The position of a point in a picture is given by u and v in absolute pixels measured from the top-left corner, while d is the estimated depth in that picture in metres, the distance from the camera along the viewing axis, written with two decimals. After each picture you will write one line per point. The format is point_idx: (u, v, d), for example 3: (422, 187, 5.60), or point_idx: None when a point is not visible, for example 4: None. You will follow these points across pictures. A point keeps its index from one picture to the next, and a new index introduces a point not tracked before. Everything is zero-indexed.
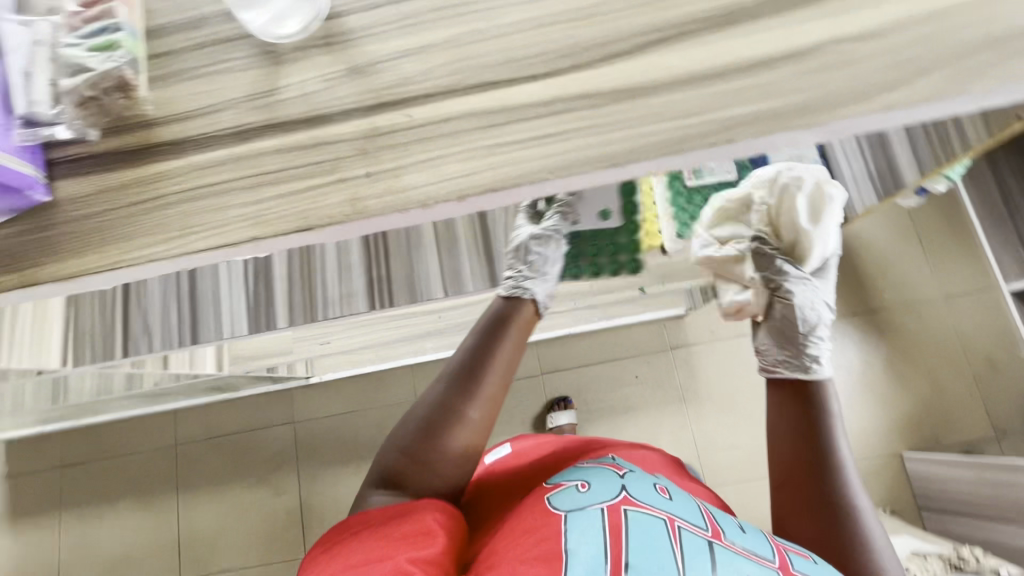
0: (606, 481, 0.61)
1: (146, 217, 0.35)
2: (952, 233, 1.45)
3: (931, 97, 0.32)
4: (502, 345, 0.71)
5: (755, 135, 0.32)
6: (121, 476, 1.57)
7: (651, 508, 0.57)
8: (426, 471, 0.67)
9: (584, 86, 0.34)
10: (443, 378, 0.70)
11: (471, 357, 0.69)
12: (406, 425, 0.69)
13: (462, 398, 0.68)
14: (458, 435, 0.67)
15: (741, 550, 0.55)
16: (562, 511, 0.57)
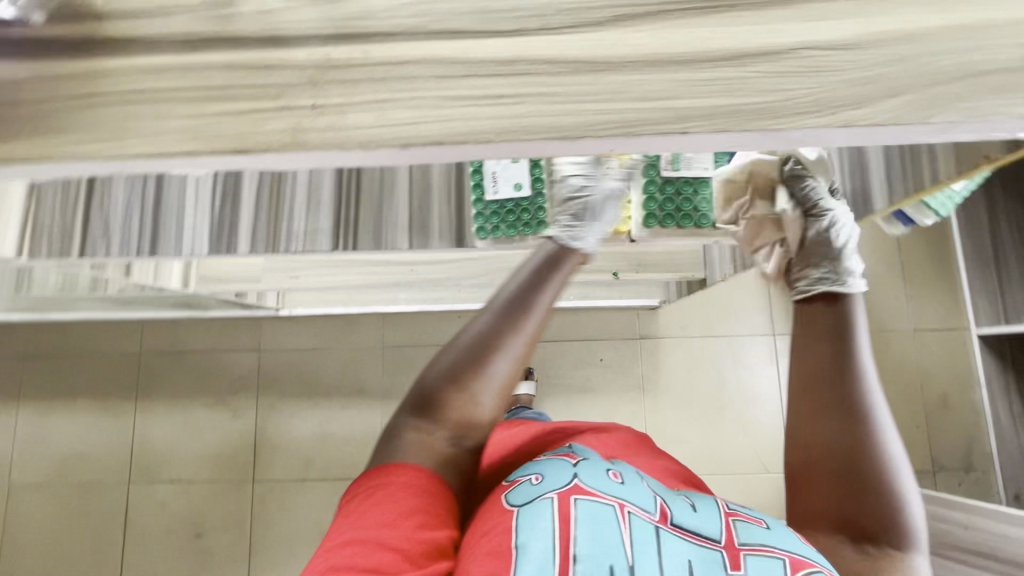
0: (558, 471, 0.61)
1: (81, 113, 0.34)
2: (935, 269, 1.46)
3: (894, 119, 0.31)
4: (554, 284, 0.71)
5: (710, 131, 0.31)
6: (83, 377, 1.58)
7: (602, 495, 0.56)
8: (469, 399, 0.68)
9: (547, 51, 0.33)
10: (486, 316, 0.70)
11: (515, 295, 0.70)
12: (447, 358, 0.70)
13: (505, 336, 0.68)
14: (502, 367, 0.68)
15: (688, 533, 0.56)
16: (514, 506, 0.57)
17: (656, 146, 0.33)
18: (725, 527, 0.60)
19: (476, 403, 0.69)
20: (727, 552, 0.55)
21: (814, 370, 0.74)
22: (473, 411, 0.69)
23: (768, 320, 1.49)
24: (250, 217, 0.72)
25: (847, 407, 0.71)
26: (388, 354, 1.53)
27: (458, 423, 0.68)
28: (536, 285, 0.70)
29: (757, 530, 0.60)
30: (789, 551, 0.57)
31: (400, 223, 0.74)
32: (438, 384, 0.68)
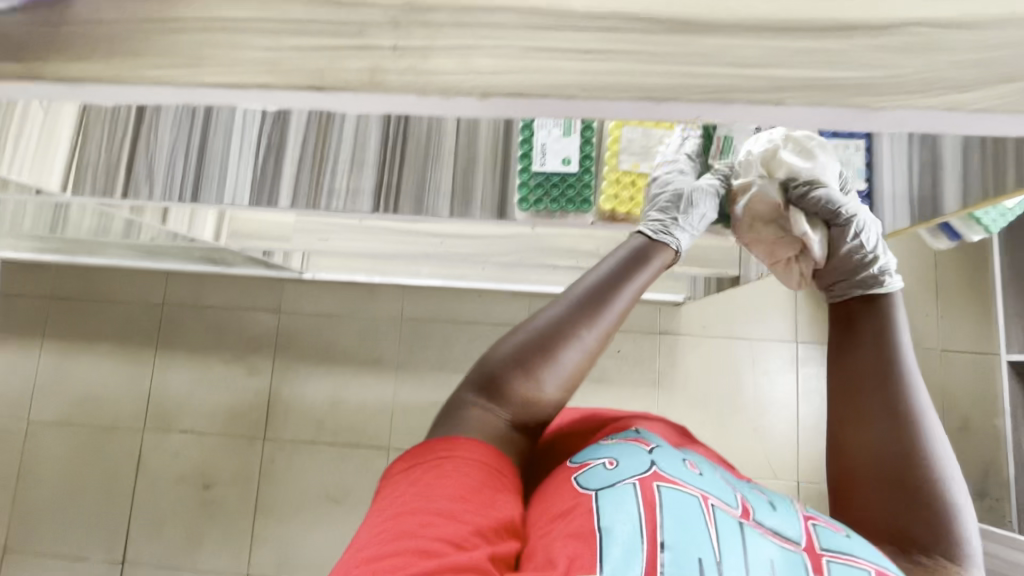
0: (636, 456, 0.60)
1: (158, 37, 0.34)
2: (968, 290, 1.43)
3: (1007, 106, 0.29)
4: (638, 278, 0.70)
5: (805, 104, 0.30)
6: (105, 322, 1.61)
7: (683, 485, 0.56)
8: (534, 386, 0.67)
9: (639, 8, 0.31)
10: (568, 300, 0.68)
11: (602, 282, 0.68)
12: (514, 341, 0.69)
13: (587, 325, 0.67)
14: (572, 358, 0.67)
15: (768, 531, 0.56)
16: (591, 489, 0.56)
17: (744, 117, 0.32)
18: (804, 531, 0.59)
19: (542, 390, 0.68)
20: (809, 555, 0.55)
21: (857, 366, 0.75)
22: (542, 392, 0.68)
23: (791, 327, 1.47)
24: (292, 172, 0.72)
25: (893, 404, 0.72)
26: (406, 326, 1.53)
27: (522, 404, 0.67)
28: (622, 278, 0.69)
29: (836, 537, 0.58)
30: (875, 564, 0.55)
31: (443, 189, 0.73)
32: (511, 363, 0.67)
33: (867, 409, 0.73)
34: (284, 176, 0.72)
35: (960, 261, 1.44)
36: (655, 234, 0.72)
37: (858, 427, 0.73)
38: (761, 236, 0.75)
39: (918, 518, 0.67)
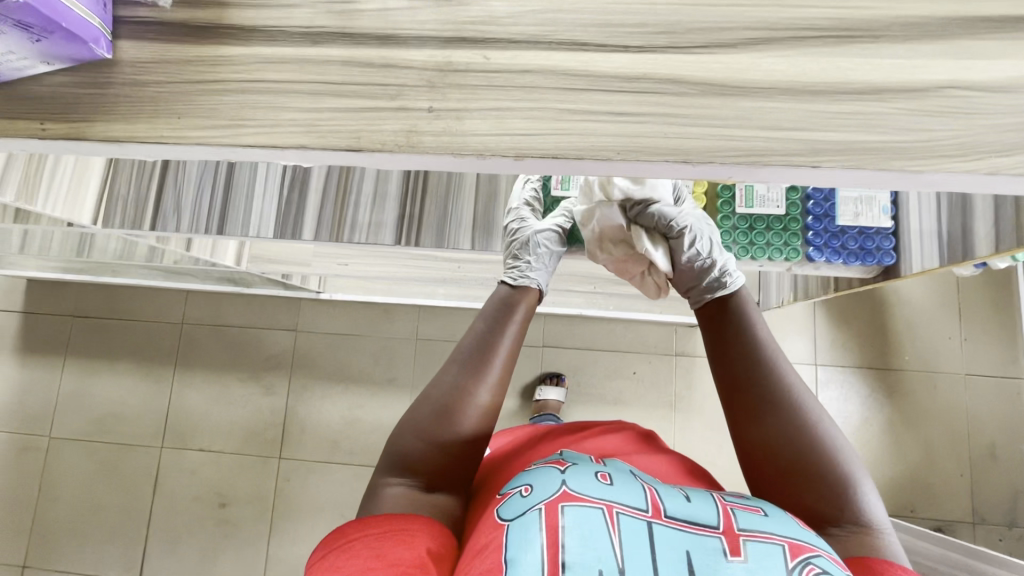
0: (547, 479, 0.53)
1: (200, 98, 0.35)
2: (992, 313, 1.40)
3: None
4: (512, 325, 0.67)
5: (842, 167, 0.30)
6: (126, 340, 1.64)
7: (589, 497, 0.49)
8: (439, 453, 0.60)
9: (675, 71, 0.32)
10: (449, 362, 0.64)
11: (479, 336, 0.65)
12: (411, 414, 0.63)
13: (468, 380, 0.62)
14: (469, 416, 0.62)
15: (680, 524, 0.48)
16: (505, 521, 0.50)
17: (780, 178, 0.32)
18: (721, 512, 0.51)
19: (444, 455, 0.60)
20: (726, 537, 0.47)
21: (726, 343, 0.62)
22: (441, 469, 0.60)
23: (811, 348, 1.41)
24: (318, 206, 0.73)
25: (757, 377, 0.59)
26: (421, 346, 1.54)
27: (430, 475, 0.60)
28: (497, 326, 0.66)
29: (754, 517, 0.51)
30: (790, 536, 0.48)
31: (464, 223, 0.73)
32: (409, 441, 0.61)
33: (746, 397, 0.59)
34: (309, 209, 0.73)
35: (984, 283, 1.41)
36: (517, 280, 0.70)
37: (744, 422, 0.59)
38: (610, 258, 0.68)
39: (821, 499, 0.54)
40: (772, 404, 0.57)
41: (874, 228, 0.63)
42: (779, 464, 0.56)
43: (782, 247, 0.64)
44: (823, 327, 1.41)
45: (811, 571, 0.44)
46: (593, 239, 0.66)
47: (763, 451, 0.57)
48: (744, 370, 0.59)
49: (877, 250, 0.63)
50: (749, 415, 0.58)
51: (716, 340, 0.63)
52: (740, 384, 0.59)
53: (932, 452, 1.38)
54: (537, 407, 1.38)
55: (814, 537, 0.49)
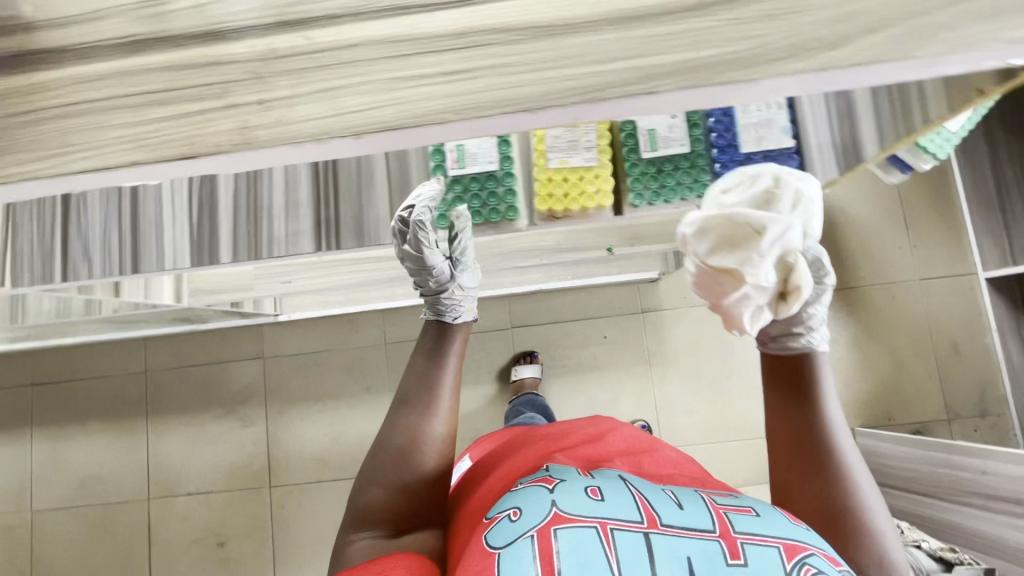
0: (538, 498, 0.55)
1: (22, 130, 0.33)
2: (935, 214, 1.43)
3: (873, 58, 0.28)
4: (452, 359, 0.71)
5: (679, 89, 0.29)
6: (91, 399, 1.59)
7: (582, 517, 0.51)
8: (402, 497, 0.63)
9: (501, 20, 0.31)
10: (397, 408, 0.67)
11: (424, 378, 0.68)
12: (368, 467, 0.65)
13: (415, 419, 0.66)
14: (425, 455, 0.65)
15: (678, 532, 0.51)
16: (499, 545, 0.51)
17: (626, 111, 0.31)
18: (715, 516, 0.54)
19: (409, 498, 0.64)
20: (725, 541, 0.50)
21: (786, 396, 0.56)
22: (408, 508, 0.64)
23: None
24: (230, 222, 0.70)
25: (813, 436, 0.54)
26: (391, 350, 1.53)
27: (401, 519, 0.63)
28: (434, 361, 0.70)
29: (748, 518, 0.53)
30: (785, 536, 0.51)
31: (381, 220, 0.71)
32: (373, 490, 0.63)
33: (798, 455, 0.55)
34: (222, 228, 0.70)
35: (924, 187, 1.44)
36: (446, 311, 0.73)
37: (793, 474, 0.56)
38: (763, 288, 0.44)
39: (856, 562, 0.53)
40: (827, 464, 0.54)
41: (777, 150, 0.61)
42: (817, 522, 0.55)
43: (692, 185, 0.61)
44: None
45: (808, 572, 0.47)
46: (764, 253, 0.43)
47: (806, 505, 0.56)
48: (801, 425, 0.55)
49: (784, 171, 0.61)
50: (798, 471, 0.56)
51: (774, 382, 0.58)
52: (797, 435, 0.55)
53: (900, 361, 1.41)
54: (515, 388, 1.38)
55: (806, 534, 0.51)
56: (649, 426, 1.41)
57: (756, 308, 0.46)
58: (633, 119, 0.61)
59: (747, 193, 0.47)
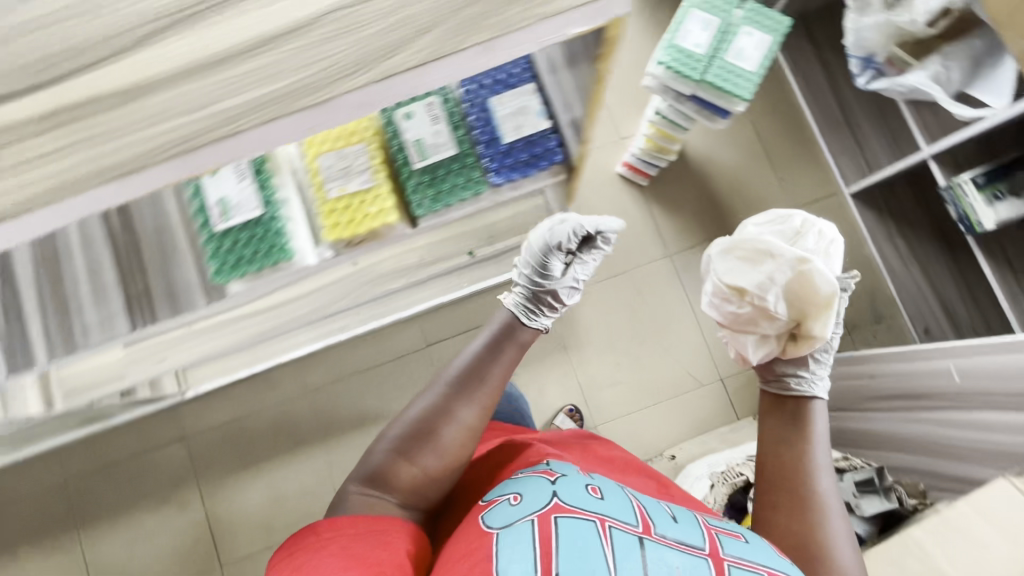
0: (541, 491, 0.65)
1: None
2: (793, 146, 1.51)
3: (431, 56, 0.32)
4: (505, 357, 0.81)
5: (258, 125, 0.32)
6: (13, 526, 1.50)
7: (582, 512, 0.61)
8: (417, 471, 0.73)
9: (90, 91, 0.32)
10: (439, 390, 0.77)
11: (474, 371, 0.78)
12: (393, 432, 0.75)
13: (449, 402, 0.75)
14: (452, 436, 0.74)
15: (671, 541, 0.61)
16: (494, 528, 0.61)
17: (228, 155, 0.33)
18: (706, 537, 0.64)
19: (423, 472, 0.73)
20: (713, 558, 0.60)
21: (776, 448, 0.81)
22: (416, 479, 0.73)
23: (659, 243, 1.49)
24: (42, 319, 0.74)
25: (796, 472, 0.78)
26: (312, 397, 1.51)
27: (406, 491, 0.72)
28: (490, 357, 0.80)
29: (737, 544, 0.64)
30: (767, 565, 0.62)
31: (188, 284, 0.76)
32: (386, 457, 0.73)
33: (781, 489, 0.77)
34: (36, 327, 0.74)
35: (778, 123, 1.52)
36: (533, 315, 0.88)
37: (773, 507, 0.77)
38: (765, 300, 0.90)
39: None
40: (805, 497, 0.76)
41: (536, 134, 0.76)
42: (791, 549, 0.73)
43: (467, 182, 0.76)
44: (661, 221, 1.49)
45: None
46: (784, 259, 0.90)
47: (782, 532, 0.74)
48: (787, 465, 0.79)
49: (546, 152, 0.77)
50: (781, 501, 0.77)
51: (769, 443, 0.83)
52: (783, 472, 0.79)
53: None
54: None
55: (784, 564, 0.63)
56: (579, 410, 1.44)
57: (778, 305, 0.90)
58: (391, 115, 0.72)
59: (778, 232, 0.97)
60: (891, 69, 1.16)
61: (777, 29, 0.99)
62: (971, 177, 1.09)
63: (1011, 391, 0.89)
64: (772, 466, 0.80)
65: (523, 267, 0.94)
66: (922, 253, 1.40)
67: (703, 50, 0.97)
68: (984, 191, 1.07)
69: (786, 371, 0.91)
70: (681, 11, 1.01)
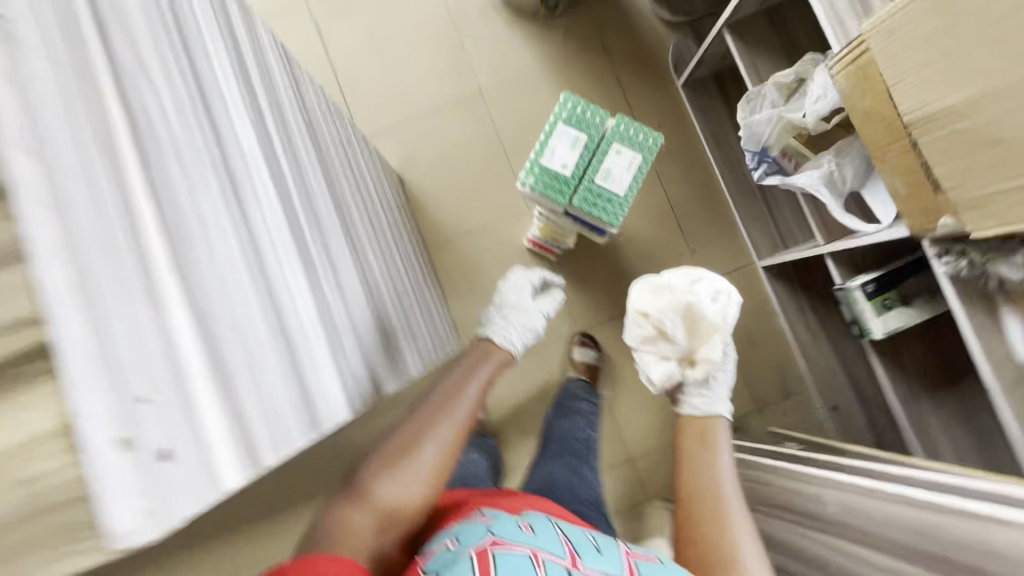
0: (475, 531, 0.65)
1: None
2: (705, 214, 1.45)
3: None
4: (479, 377, 0.91)
5: None
6: None
7: (516, 545, 0.62)
8: (400, 486, 0.73)
9: None
10: (421, 407, 0.83)
11: (456, 390, 0.86)
12: (376, 457, 0.76)
13: (425, 423, 0.80)
14: (434, 451, 0.77)
15: (598, 572, 0.63)
16: (437, 571, 0.60)
17: None
18: (626, 565, 0.66)
19: (406, 489, 0.73)
20: None
21: (684, 471, 0.91)
22: (393, 497, 0.72)
23: (568, 320, 1.44)
24: None
25: (701, 479, 0.88)
26: None
27: (383, 514, 0.70)
28: (469, 376, 0.90)
29: (653, 566, 0.68)
30: None
31: None
32: (363, 479, 0.73)
33: (694, 498, 0.86)
34: None
35: (693, 190, 1.46)
36: (501, 339, 1.00)
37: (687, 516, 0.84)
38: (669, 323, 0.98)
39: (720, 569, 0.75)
40: (716, 497, 0.84)
41: None
42: (697, 550, 0.79)
43: None
44: (569, 298, 1.44)
45: None
46: (694, 296, 0.97)
47: (693, 538, 0.81)
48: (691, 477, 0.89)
49: None
50: (686, 512, 0.85)
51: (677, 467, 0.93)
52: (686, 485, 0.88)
53: None
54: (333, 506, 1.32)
55: None
56: None
57: (674, 325, 0.98)
58: None
59: (681, 279, 1.00)
60: (788, 163, 1.09)
61: (648, 146, 0.91)
62: (863, 286, 1.04)
63: (874, 539, 0.85)
64: (683, 484, 0.89)
65: (504, 296, 1.12)
66: (835, 331, 1.36)
67: (569, 172, 0.91)
68: (874, 300, 1.03)
69: (688, 390, 1.01)
70: (548, 125, 0.91)
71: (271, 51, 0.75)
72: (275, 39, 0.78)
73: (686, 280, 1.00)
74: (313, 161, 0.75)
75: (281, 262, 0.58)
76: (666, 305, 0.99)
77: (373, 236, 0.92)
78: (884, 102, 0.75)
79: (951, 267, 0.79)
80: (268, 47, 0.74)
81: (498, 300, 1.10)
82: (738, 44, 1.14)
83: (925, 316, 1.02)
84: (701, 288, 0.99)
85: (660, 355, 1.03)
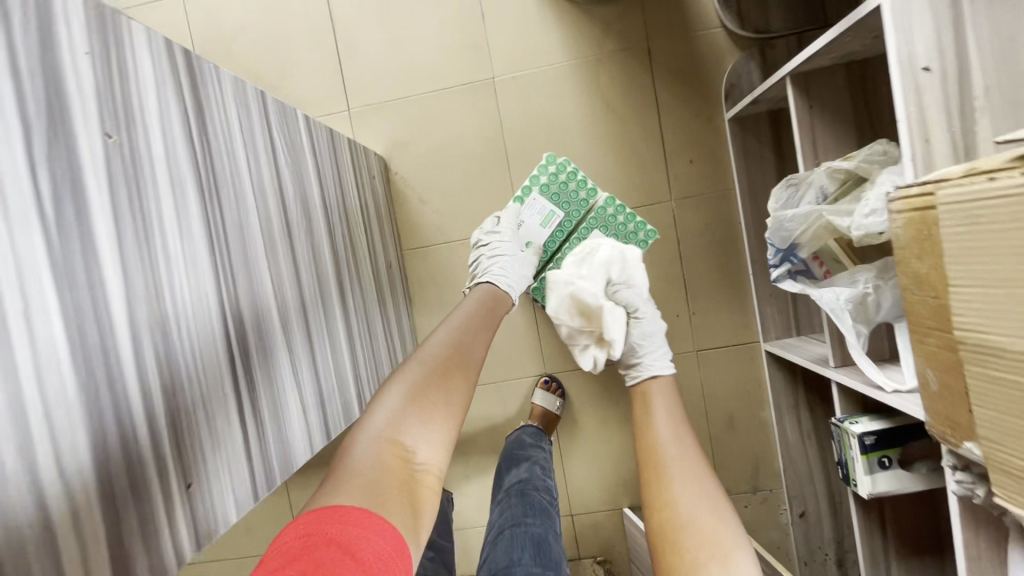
0: None
1: None
2: (719, 275, 1.25)
3: None
4: (481, 314, 0.88)
5: None
6: None
7: None
8: (432, 417, 0.71)
9: None
10: (432, 345, 0.79)
11: (458, 327, 0.83)
12: (393, 393, 0.72)
13: (446, 369, 0.76)
14: (458, 381, 0.76)
15: None
16: None
17: None
18: None
19: (437, 424, 0.71)
20: None
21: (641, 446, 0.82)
22: (428, 443, 0.69)
23: (538, 358, 1.32)
24: None
25: (662, 452, 0.79)
26: None
27: (422, 449, 0.68)
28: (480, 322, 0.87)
29: None
30: None
31: None
32: (388, 421, 0.68)
33: (652, 470, 0.77)
34: None
35: (711, 244, 1.25)
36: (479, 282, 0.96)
37: (652, 488, 0.75)
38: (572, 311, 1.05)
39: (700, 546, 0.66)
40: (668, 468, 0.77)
41: None
42: (672, 523, 0.70)
43: None
44: (544, 334, 1.31)
45: None
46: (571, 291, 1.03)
47: (664, 511, 0.72)
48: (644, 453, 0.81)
49: None
50: (649, 485, 0.76)
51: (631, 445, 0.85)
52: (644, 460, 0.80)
53: None
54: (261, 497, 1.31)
55: None
56: None
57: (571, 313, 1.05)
58: None
59: (581, 259, 1.06)
60: (816, 266, 0.92)
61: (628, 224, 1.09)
62: (861, 434, 0.88)
63: None
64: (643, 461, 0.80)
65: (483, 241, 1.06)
66: (826, 437, 1.22)
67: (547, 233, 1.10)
68: (868, 455, 0.87)
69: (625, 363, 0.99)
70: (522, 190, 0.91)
71: (142, 95, 0.52)
72: (148, 44, 0.53)
73: (587, 256, 1.06)
74: (183, 246, 0.55)
75: (64, 459, 0.41)
76: (561, 304, 1.06)
77: (282, 305, 0.73)
78: (937, 276, 0.56)
79: (967, 490, 0.63)
80: (137, 89, 0.51)
81: (483, 250, 1.04)
82: (799, 98, 0.89)
83: (924, 485, 0.87)
84: (597, 261, 1.05)
85: (587, 340, 1.06)
